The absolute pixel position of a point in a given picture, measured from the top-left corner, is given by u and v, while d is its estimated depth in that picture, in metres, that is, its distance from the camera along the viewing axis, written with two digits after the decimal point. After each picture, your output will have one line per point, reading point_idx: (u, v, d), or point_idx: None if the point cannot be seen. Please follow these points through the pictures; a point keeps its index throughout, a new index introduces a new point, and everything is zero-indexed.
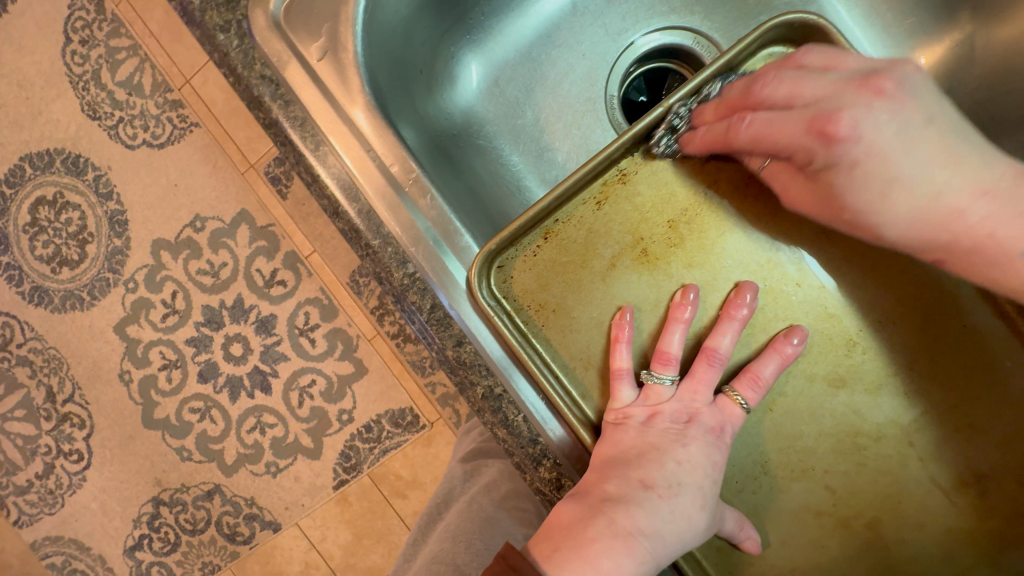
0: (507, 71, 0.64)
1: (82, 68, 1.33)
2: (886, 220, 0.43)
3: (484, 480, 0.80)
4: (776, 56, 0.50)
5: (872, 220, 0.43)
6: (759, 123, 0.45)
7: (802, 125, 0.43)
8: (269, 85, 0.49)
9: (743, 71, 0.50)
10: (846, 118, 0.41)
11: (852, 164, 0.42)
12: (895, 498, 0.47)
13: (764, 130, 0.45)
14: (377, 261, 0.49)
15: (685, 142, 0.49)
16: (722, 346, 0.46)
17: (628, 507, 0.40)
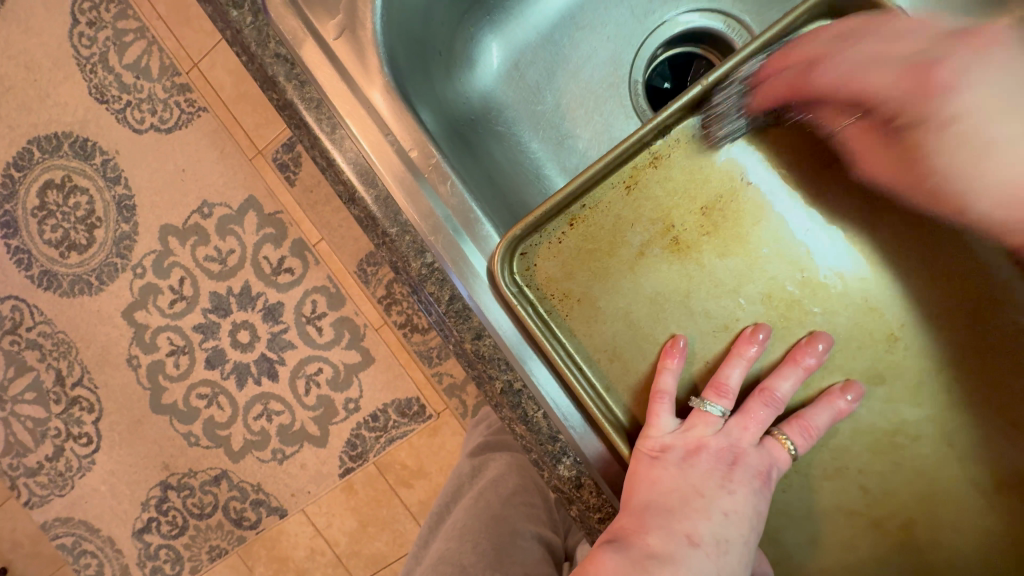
0: (528, 53, 0.61)
1: (89, 51, 1.31)
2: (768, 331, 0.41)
3: (492, 473, 0.81)
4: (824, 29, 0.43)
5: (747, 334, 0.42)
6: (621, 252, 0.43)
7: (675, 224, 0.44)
8: (284, 64, 0.48)
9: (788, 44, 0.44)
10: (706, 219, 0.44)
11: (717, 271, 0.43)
12: (931, 499, 0.43)
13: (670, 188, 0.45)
14: (394, 250, 0.47)
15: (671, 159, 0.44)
16: (782, 389, 0.42)
17: (675, 568, 0.36)
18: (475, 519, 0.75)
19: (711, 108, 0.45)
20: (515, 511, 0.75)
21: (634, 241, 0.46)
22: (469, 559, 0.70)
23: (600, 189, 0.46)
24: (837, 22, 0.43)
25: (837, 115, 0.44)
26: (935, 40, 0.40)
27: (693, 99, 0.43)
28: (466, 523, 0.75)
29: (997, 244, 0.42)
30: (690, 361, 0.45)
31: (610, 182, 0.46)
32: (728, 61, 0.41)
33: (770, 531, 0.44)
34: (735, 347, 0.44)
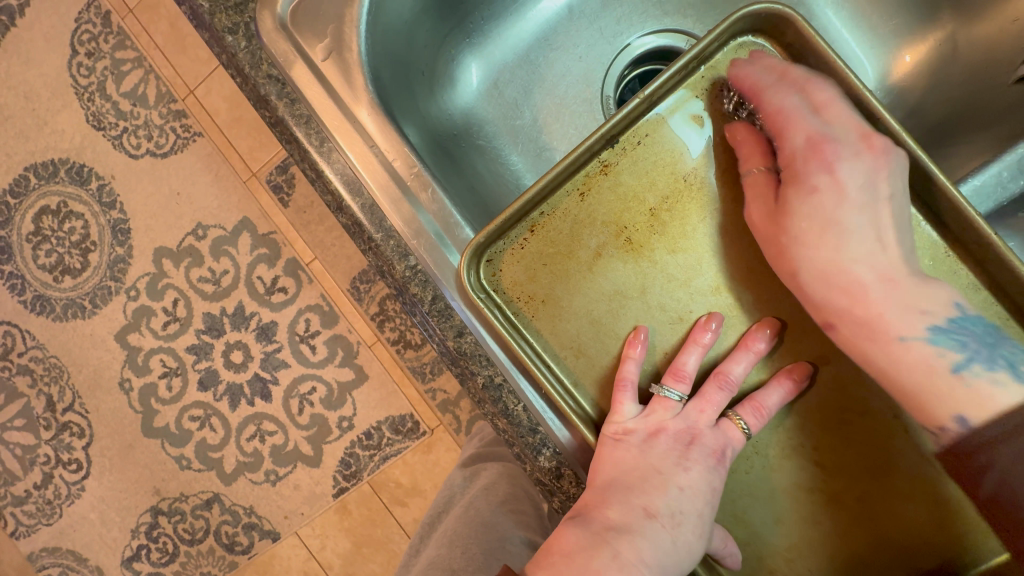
0: (506, 73, 0.65)
1: (87, 80, 1.36)
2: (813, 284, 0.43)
3: (483, 482, 0.82)
4: (746, 48, 0.48)
5: (801, 273, 0.43)
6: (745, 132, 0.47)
7: (795, 123, 0.44)
8: (276, 85, 0.51)
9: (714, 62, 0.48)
10: (830, 137, 0.43)
11: (803, 184, 0.43)
12: (885, 471, 0.44)
13: (821, 104, 0.44)
14: (379, 254, 0.50)
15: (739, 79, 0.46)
16: (735, 372, 0.45)
17: (632, 537, 0.38)
18: (464, 526, 0.74)
19: (651, 124, 0.48)
20: (504, 519, 0.73)
21: (591, 243, 0.48)
22: (458, 564, 0.68)
23: (556, 197, 0.48)
24: (749, 45, 0.48)
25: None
26: (834, 54, 0.44)
27: (634, 112, 0.47)
28: (456, 536, 0.73)
29: (924, 228, 0.44)
30: (651, 354, 0.47)
31: (565, 190, 0.48)
32: (661, 75, 0.46)
33: (737, 512, 0.46)
34: (689, 335, 0.46)
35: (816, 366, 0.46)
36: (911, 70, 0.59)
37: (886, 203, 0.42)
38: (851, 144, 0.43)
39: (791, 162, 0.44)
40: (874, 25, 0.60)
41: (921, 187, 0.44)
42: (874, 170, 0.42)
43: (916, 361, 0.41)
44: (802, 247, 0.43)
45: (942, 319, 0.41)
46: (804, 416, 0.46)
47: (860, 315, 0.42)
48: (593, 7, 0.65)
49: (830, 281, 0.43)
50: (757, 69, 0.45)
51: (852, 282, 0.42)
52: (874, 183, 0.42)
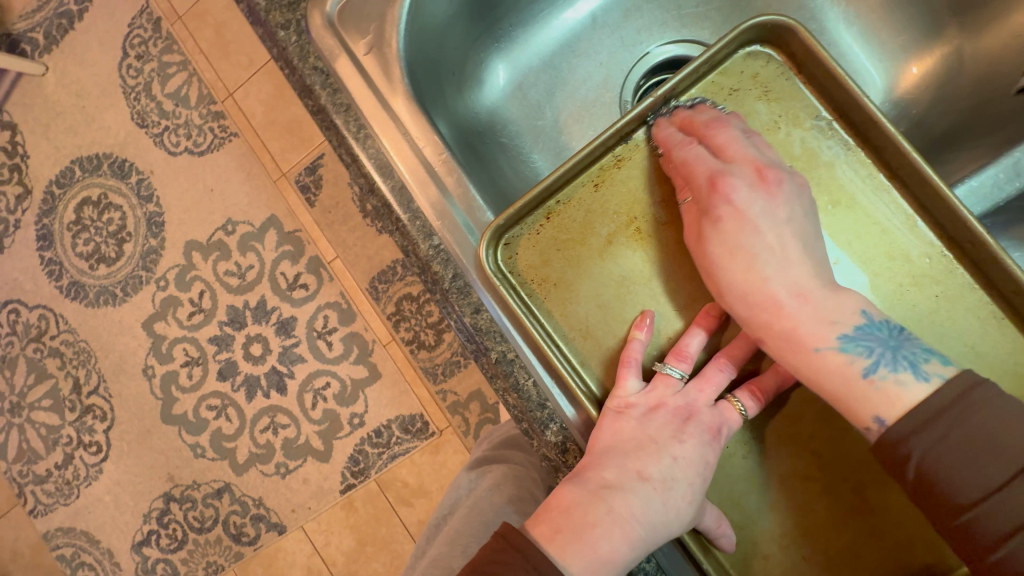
0: (530, 76, 0.70)
1: (135, 81, 1.45)
2: (727, 282, 0.45)
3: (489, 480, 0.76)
4: (752, 56, 0.51)
5: (715, 276, 0.46)
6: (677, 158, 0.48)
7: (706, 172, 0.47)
8: (321, 76, 0.56)
9: (723, 69, 0.52)
10: (733, 181, 0.46)
11: (719, 218, 0.46)
12: (879, 462, 0.46)
13: (722, 146, 0.48)
14: (406, 234, 0.54)
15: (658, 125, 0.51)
16: (736, 356, 0.46)
17: (625, 495, 0.40)
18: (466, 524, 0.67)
19: (665, 120, 0.51)
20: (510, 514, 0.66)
21: (603, 231, 0.51)
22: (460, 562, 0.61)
23: (571, 187, 0.51)
24: (758, 54, 0.51)
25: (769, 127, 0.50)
26: (835, 62, 0.46)
27: (647, 111, 0.50)
28: (452, 529, 0.68)
29: (921, 230, 0.46)
30: (656, 337, 0.49)
31: (581, 181, 0.51)
32: (674, 76, 0.49)
33: (734, 497, 0.47)
34: (694, 321, 0.48)
35: None
36: (916, 82, 0.62)
37: (790, 227, 0.45)
38: (750, 181, 0.46)
39: (712, 201, 0.46)
40: (883, 40, 0.63)
41: (918, 187, 0.46)
42: (771, 205, 0.46)
43: (804, 335, 0.43)
44: (724, 274, 0.46)
45: (826, 303, 0.43)
46: (801, 405, 0.47)
47: (761, 306, 0.44)
48: (615, 18, 0.70)
49: (749, 306, 0.45)
50: (669, 127, 0.50)
51: (770, 299, 0.44)
52: (774, 212, 0.45)
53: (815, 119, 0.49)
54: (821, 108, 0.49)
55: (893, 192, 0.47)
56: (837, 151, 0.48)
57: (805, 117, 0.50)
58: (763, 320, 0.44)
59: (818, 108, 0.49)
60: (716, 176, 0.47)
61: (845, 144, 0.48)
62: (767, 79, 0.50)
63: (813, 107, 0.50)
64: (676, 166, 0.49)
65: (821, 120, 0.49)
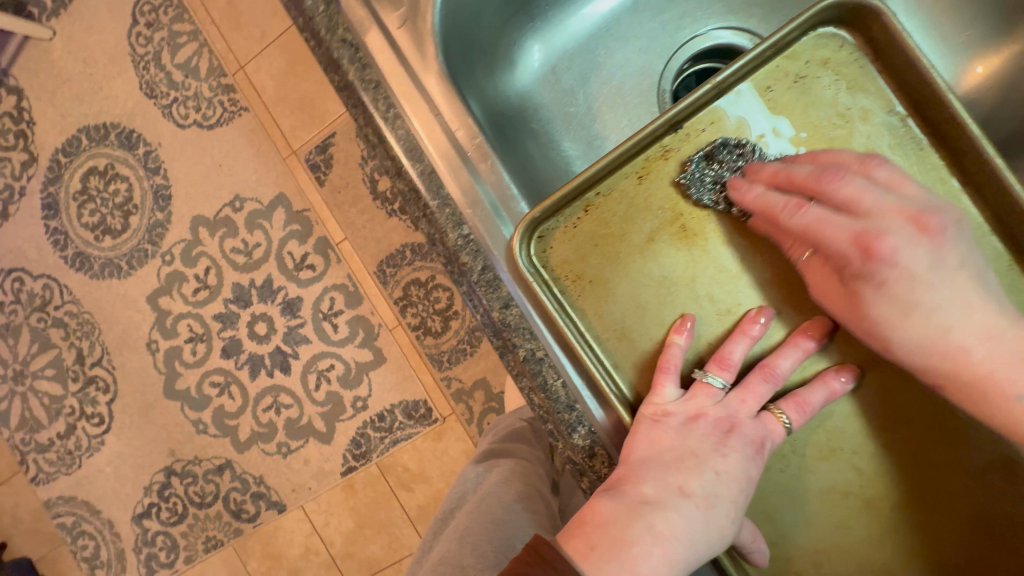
0: (565, 59, 0.66)
1: (144, 49, 1.41)
2: (892, 339, 0.41)
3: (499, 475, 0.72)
4: (825, 38, 0.48)
5: (879, 335, 0.41)
6: (809, 217, 0.42)
7: (849, 231, 0.41)
8: (349, 49, 0.52)
9: (788, 54, 0.48)
10: (892, 236, 0.40)
11: (882, 282, 0.40)
12: (925, 480, 0.43)
13: (851, 199, 0.41)
14: (433, 222, 0.51)
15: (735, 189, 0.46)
16: (782, 366, 0.44)
17: (666, 512, 0.38)
18: (475, 521, 0.63)
19: (721, 108, 0.49)
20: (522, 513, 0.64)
21: (644, 228, 0.48)
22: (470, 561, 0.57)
23: (613, 179, 0.49)
24: (831, 36, 0.48)
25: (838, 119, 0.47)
26: (920, 51, 0.43)
27: (703, 97, 0.47)
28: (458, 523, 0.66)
29: (987, 239, 0.44)
30: (695, 342, 0.47)
31: (623, 173, 0.49)
32: (734, 62, 0.46)
33: (768, 510, 0.45)
34: (738, 327, 0.45)
35: (863, 370, 0.45)
36: (981, 82, 0.58)
37: (963, 272, 0.40)
38: (910, 229, 0.40)
39: (865, 265, 0.40)
40: (947, 35, 0.59)
41: (991, 193, 0.44)
42: (937, 254, 0.40)
43: (1005, 381, 0.38)
44: (892, 333, 0.41)
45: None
46: (846, 419, 0.45)
47: (941, 359, 0.40)
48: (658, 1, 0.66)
49: (934, 367, 0.40)
50: (759, 186, 0.44)
51: (957, 350, 0.39)
52: (943, 260, 0.40)
53: (889, 113, 0.47)
54: (896, 102, 0.47)
55: (964, 198, 0.45)
56: (908, 149, 0.46)
57: (878, 111, 0.47)
58: (941, 370, 0.40)
59: (893, 101, 0.47)
60: (868, 235, 0.40)
61: (918, 143, 0.46)
62: (840, 64, 0.47)
63: (885, 100, 0.47)
64: (795, 232, 0.43)
65: (896, 115, 0.46)
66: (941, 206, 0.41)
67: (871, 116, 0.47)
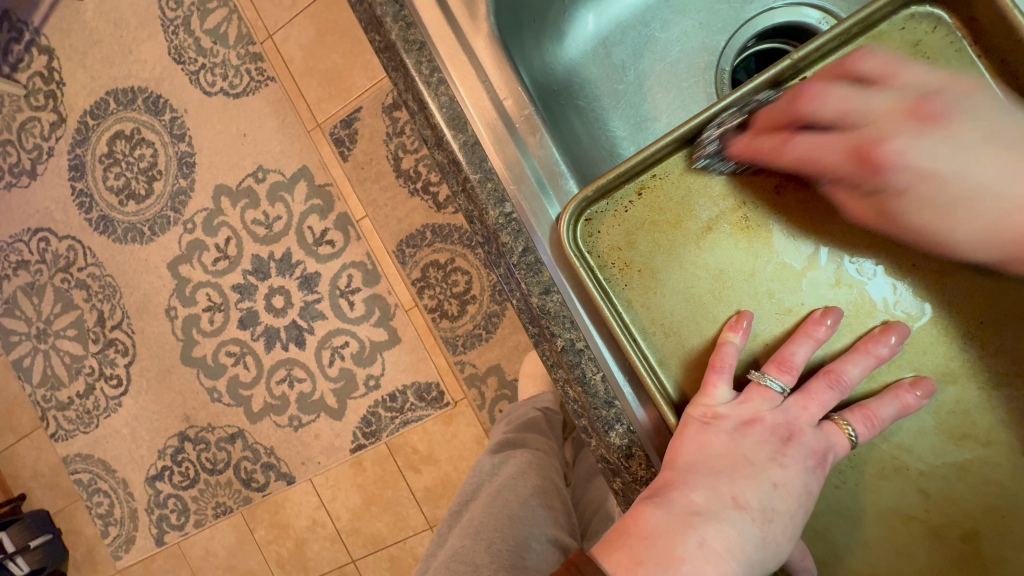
0: (618, 32, 0.62)
1: (174, 13, 1.39)
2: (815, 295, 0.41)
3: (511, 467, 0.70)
4: (917, 16, 0.42)
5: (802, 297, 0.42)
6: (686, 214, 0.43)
7: (846, 146, 0.40)
8: (394, 7, 0.49)
9: (876, 32, 0.43)
10: (893, 140, 0.39)
11: (903, 188, 0.39)
12: (1002, 511, 0.39)
13: (846, 111, 0.40)
14: (472, 197, 0.48)
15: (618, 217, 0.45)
16: (850, 374, 0.40)
17: (719, 526, 0.35)
18: (489, 514, 0.61)
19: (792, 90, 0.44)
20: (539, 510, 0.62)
21: (702, 215, 0.44)
22: (485, 560, 0.55)
23: (671, 161, 0.45)
24: (925, 15, 0.42)
25: None
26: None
27: (779, 75, 0.42)
28: (473, 511, 0.65)
29: None
30: (750, 341, 0.43)
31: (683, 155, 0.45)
32: (818, 38, 0.41)
33: (817, 528, 0.42)
34: (800, 327, 0.42)
35: (938, 384, 0.41)
36: None
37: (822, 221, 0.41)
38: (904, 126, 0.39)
39: (877, 179, 0.40)
40: None
41: None
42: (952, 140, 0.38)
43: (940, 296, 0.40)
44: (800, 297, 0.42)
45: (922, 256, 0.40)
46: (914, 436, 0.41)
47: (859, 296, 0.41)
48: None
49: (1007, 255, 0.38)
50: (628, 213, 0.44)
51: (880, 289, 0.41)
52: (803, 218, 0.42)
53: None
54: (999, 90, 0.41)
55: None
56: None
57: None
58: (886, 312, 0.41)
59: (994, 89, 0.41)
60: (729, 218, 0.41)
61: None
62: (932, 47, 0.42)
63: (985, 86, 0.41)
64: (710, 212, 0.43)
65: None
66: (942, 86, 0.40)
67: None
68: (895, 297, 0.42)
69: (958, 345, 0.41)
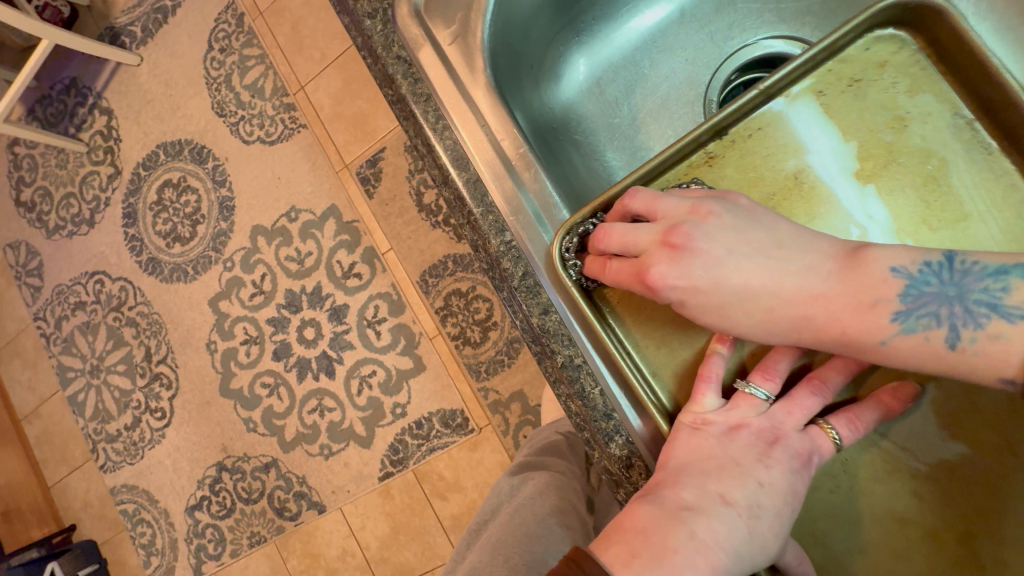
0: (610, 72, 0.67)
1: (217, 72, 1.54)
2: (742, 332, 0.42)
3: (532, 488, 0.72)
4: (880, 41, 0.46)
5: (733, 334, 0.43)
6: (613, 271, 0.45)
7: (633, 271, 0.44)
8: (403, 65, 0.56)
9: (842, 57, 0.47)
10: (655, 268, 0.43)
11: (681, 301, 0.43)
12: (997, 512, 0.40)
13: (624, 244, 0.45)
14: (476, 228, 0.53)
15: (584, 266, 0.48)
16: (834, 380, 0.42)
17: (708, 520, 0.37)
18: (507, 531, 0.63)
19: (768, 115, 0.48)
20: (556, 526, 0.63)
21: None
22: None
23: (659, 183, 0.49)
24: (889, 39, 0.46)
25: (893, 122, 0.46)
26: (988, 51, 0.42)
27: (750, 103, 0.47)
28: (492, 531, 0.67)
29: None
30: (738, 352, 0.45)
31: (669, 177, 0.49)
32: (782, 68, 0.45)
33: (817, 533, 0.43)
34: None
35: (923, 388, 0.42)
36: None
37: (734, 261, 0.42)
38: (662, 256, 0.43)
39: (658, 298, 0.44)
40: None
41: None
42: (704, 262, 0.42)
43: (858, 333, 0.39)
44: (740, 329, 0.42)
45: (850, 289, 0.40)
46: (904, 439, 0.42)
47: (785, 327, 0.41)
48: (705, 12, 0.66)
49: (793, 340, 0.41)
50: (589, 263, 0.47)
51: (796, 321, 0.41)
52: (709, 265, 0.42)
53: (954, 116, 0.45)
54: (962, 105, 0.45)
55: None
56: (976, 156, 0.44)
57: (942, 112, 0.45)
58: (811, 343, 0.41)
59: (959, 103, 0.45)
60: (641, 273, 0.43)
61: (987, 148, 0.44)
62: (899, 66, 0.46)
63: (949, 103, 0.45)
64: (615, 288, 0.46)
65: (962, 118, 0.44)
66: (685, 215, 0.44)
67: (935, 119, 0.45)
68: None
69: None
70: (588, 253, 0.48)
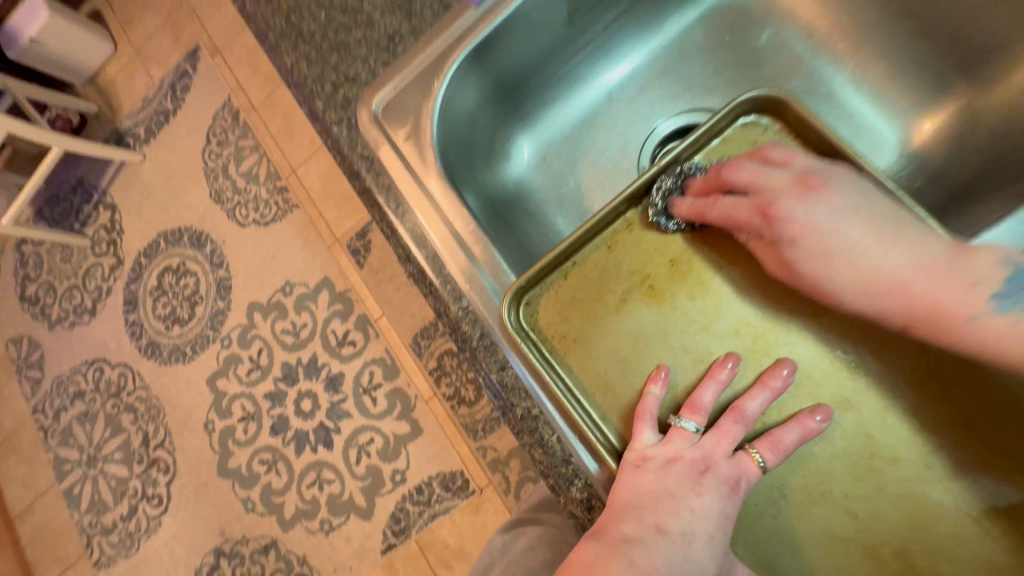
0: (552, 150, 0.76)
1: (215, 163, 1.67)
2: (836, 283, 0.45)
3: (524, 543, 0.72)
4: (749, 125, 0.54)
5: (825, 284, 0.45)
6: (724, 204, 0.50)
7: (752, 207, 0.48)
8: (366, 161, 0.64)
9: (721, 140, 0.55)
10: (783, 201, 0.46)
11: (793, 239, 0.46)
12: (921, 523, 0.44)
13: (752, 180, 0.49)
14: (438, 297, 0.60)
15: (675, 207, 0.53)
16: (751, 407, 0.46)
17: (645, 549, 0.40)
18: None
19: None
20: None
21: (618, 289, 0.54)
22: None
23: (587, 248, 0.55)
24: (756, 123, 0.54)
25: None
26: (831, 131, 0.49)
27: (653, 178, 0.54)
28: None
29: None
30: (672, 390, 0.51)
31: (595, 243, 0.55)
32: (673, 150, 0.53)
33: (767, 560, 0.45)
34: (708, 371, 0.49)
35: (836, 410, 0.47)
36: (929, 136, 0.67)
37: (861, 213, 0.45)
38: (793, 192, 0.46)
39: (772, 229, 0.47)
40: (893, 100, 0.68)
41: None
42: (830, 204, 0.45)
43: (949, 305, 0.42)
44: (834, 283, 0.45)
45: (957, 265, 0.42)
46: (830, 459, 0.46)
47: (883, 291, 0.43)
48: (629, 93, 0.75)
49: (881, 308, 0.44)
50: (688, 202, 0.52)
51: (894, 281, 0.43)
52: (836, 209, 0.45)
53: None
54: None
55: None
56: None
57: None
58: (897, 310, 0.43)
59: None
60: (765, 205, 0.47)
61: None
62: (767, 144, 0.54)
63: None
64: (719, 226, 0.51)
65: None
66: (819, 168, 0.48)
67: None
68: (782, 340, 0.50)
69: (848, 375, 0.48)
70: (693, 189, 0.53)
